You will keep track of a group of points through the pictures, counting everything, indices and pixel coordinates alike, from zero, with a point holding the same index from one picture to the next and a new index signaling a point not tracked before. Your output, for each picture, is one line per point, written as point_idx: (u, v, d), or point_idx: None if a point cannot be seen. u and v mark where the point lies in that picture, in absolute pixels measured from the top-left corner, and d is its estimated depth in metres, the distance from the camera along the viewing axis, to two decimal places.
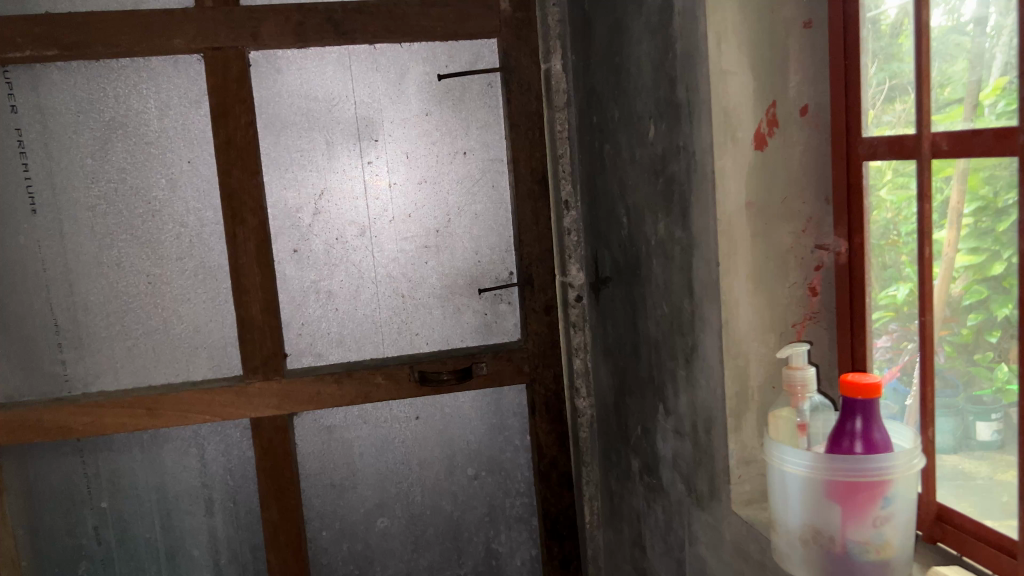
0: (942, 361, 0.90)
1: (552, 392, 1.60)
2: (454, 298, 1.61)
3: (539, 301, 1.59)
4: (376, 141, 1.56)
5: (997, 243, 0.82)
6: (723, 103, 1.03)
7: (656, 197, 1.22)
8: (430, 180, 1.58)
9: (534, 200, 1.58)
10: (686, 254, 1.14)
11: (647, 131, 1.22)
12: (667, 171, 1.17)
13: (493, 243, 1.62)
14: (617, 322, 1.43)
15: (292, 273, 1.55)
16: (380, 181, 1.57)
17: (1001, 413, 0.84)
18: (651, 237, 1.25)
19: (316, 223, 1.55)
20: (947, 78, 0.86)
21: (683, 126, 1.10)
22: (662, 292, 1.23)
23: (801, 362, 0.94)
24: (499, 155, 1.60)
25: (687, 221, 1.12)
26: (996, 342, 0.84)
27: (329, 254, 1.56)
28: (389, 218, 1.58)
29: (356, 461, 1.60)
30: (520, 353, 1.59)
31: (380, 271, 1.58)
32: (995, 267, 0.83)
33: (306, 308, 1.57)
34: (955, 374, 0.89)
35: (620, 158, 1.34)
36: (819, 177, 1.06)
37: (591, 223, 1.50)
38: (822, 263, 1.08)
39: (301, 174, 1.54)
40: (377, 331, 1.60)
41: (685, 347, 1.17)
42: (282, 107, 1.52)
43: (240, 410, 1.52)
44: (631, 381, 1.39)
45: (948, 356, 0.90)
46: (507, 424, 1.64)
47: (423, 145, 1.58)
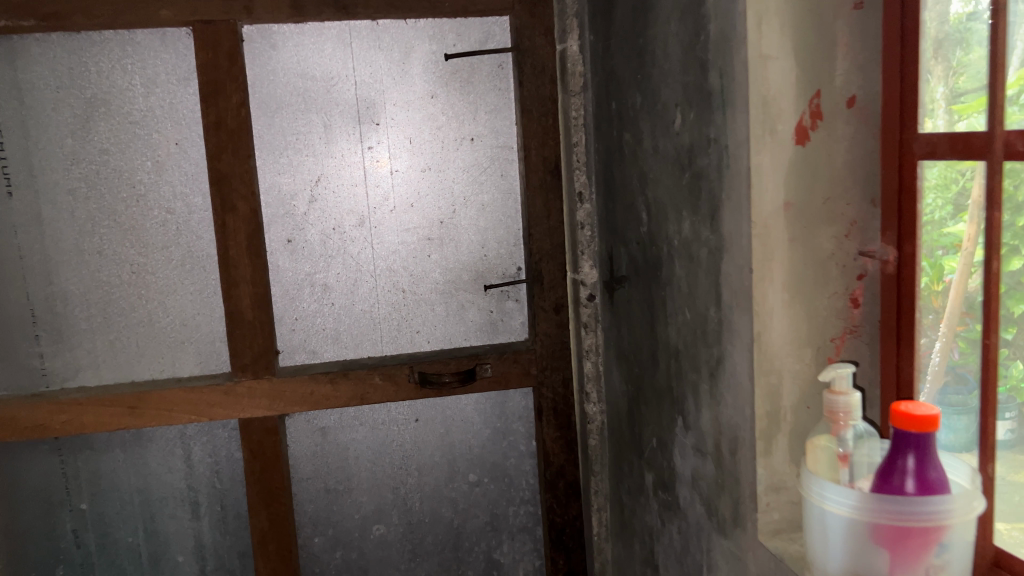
0: (956, 357, 0.87)
1: (561, 397, 1.51)
2: (458, 294, 1.51)
3: (549, 299, 1.49)
4: (377, 125, 1.46)
5: (1015, 238, 0.78)
6: (764, 91, 0.92)
7: (681, 194, 1.11)
8: (434, 167, 1.48)
9: (546, 191, 1.47)
10: (714, 258, 1.04)
11: (672, 122, 1.12)
12: (694, 166, 1.06)
13: (501, 236, 1.51)
14: (633, 325, 1.33)
15: (285, 264, 1.46)
16: (381, 167, 1.46)
17: (1014, 412, 0.79)
18: (674, 237, 1.15)
19: (312, 212, 1.45)
20: (963, 65, 0.83)
21: (715, 116, 1.00)
22: (685, 297, 1.13)
23: (845, 386, 0.84)
24: (509, 143, 1.50)
25: (716, 221, 1.02)
26: (1011, 339, 0.80)
27: (325, 244, 1.46)
28: (390, 208, 1.48)
29: (351, 465, 1.51)
30: (527, 354, 1.50)
31: (380, 264, 1.48)
32: (1014, 262, 0.79)
33: (300, 302, 1.47)
34: (968, 371, 0.85)
35: (641, 149, 1.23)
36: (866, 176, 0.96)
37: (607, 217, 1.39)
38: (865, 271, 0.97)
39: (297, 158, 1.44)
40: (376, 327, 1.50)
41: (710, 360, 1.07)
42: (277, 87, 1.42)
43: (228, 411, 1.42)
44: (648, 390, 1.29)
45: (962, 353, 0.86)
46: (512, 429, 1.55)
47: (429, 130, 1.47)
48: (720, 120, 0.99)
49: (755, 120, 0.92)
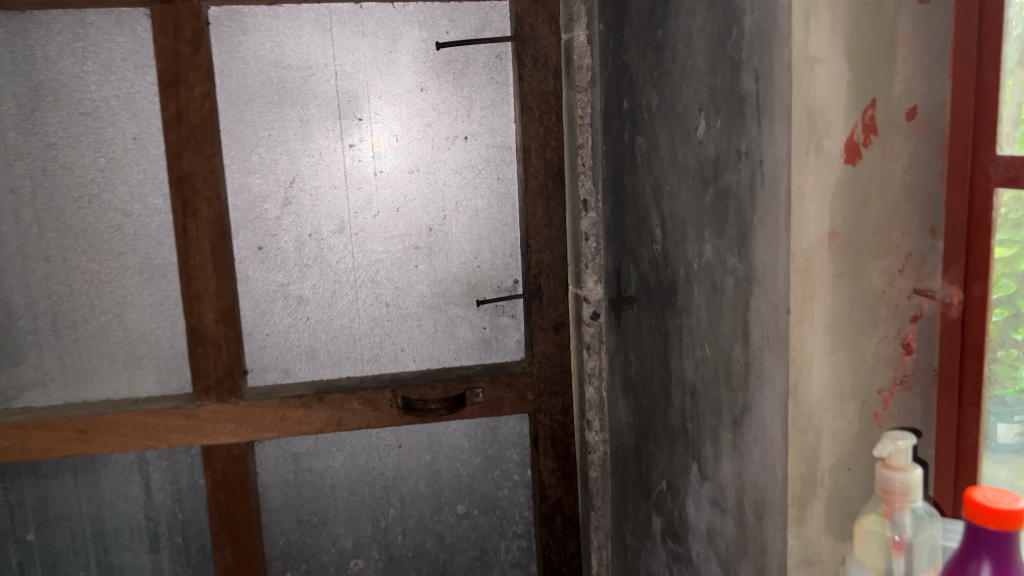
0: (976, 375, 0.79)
1: (559, 424, 1.38)
2: (447, 309, 1.37)
3: (548, 316, 1.35)
4: (360, 120, 1.30)
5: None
6: (810, 100, 0.77)
7: (705, 212, 0.96)
8: (423, 169, 1.33)
9: (547, 197, 1.33)
10: (742, 291, 0.89)
11: (694, 129, 0.97)
12: (720, 182, 0.92)
13: (497, 246, 1.37)
14: (642, 351, 1.18)
15: (256, 274, 1.31)
16: (364, 168, 1.31)
17: None
18: (692, 260, 1.00)
19: (285, 216, 1.30)
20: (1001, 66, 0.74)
21: (747, 126, 0.85)
22: (705, 331, 0.99)
23: (903, 463, 0.70)
24: (507, 142, 1.35)
25: (745, 249, 0.88)
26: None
27: (300, 253, 1.31)
28: (373, 212, 1.33)
29: (327, 495, 1.38)
30: (523, 378, 1.36)
31: (362, 275, 1.34)
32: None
33: (271, 316, 1.32)
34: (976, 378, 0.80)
35: (656, 157, 1.08)
36: (926, 201, 0.81)
37: (614, 230, 1.25)
38: (921, 312, 0.83)
39: (270, 156, 1.29)
40: (356, 345, 1.35)
41: (736, 408, 0.93)
42: (247, 76, 1.26)
43: (189, 437, 1.28)
44: (658, 426, 1.15)
45: None
46: (505, 457, 1.41)
47: (418, 127, 1.32)
48: (754, 132, 0.84)
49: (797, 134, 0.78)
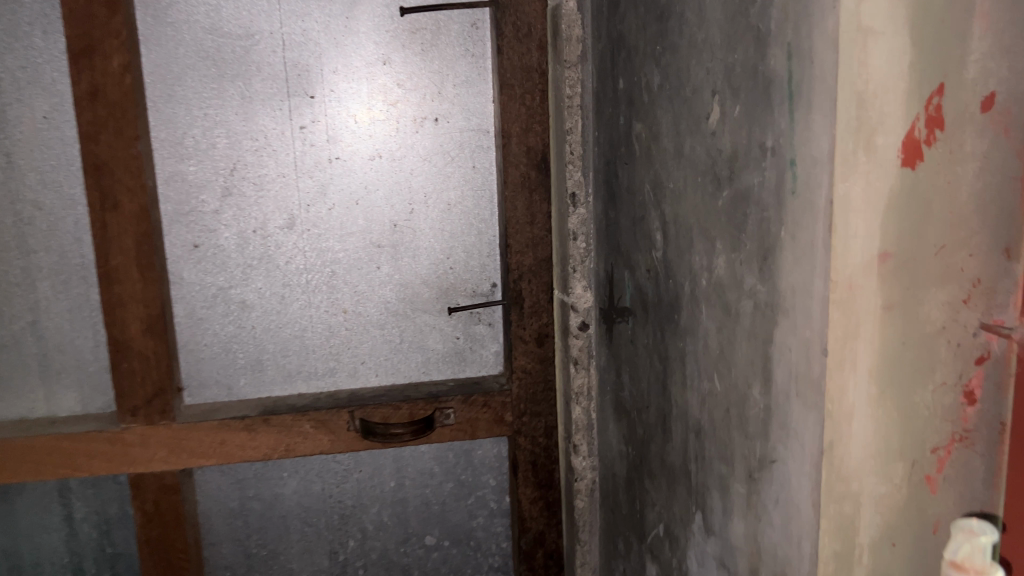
0: None
1: (541, 448, 1.21)
2: (414, 316, 1.20)
3: (530, 328, 1.19)
4: (312, 98, 1.12)
5: None
6: (861, 87, 0.59)
7: (716, 219, 0.79)
8: (387, 155, 1.15)
9: (530, 189, 1.16)
10: (762, 320, 0.72)
11: (704, 116, 0.80)
12: (736, 183, 0.74)
13: (472, 245, 1.20)
14: (637, 373, 1.02)
15: (192, 276, 1.14)
16: (317, 155, 1.14)
17: None
18: (699, 275, 0.83)
19: (226, 209, 1.13)
20: None
21: (774, 115, 0.68)
22: (714, 362, 0.82)
23: (979, 567, 0.53)
24: (484, 125, 1.17)
25: (769, 269, 0.70)
26: None
27: (244, 252, 1.14)
28: (328, 205, 1.15)
29: (277, 526, 1.22)
30: (500, 398, 1.19)
31: (315, 278, 1.17)
32: None
33: (211, 323, 1.16)
34: None
35: (658, 148, 0.91)
36: (999, 215, 0.64)
37: (606, 230, 1.07)
38: (988, 352, 0.65)
39: (206, 139, 1.11)
40: (309, 357, 1.19)
41: (751, 461, 0.76)
42: (179, 45, 1.09)
43: (113, 465, 1.11)
44: (655, 462, 0.99)
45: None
46: (481, 484, 1.25)
47: (381, 108, 1.14)
48: (784, 124, 0.66)
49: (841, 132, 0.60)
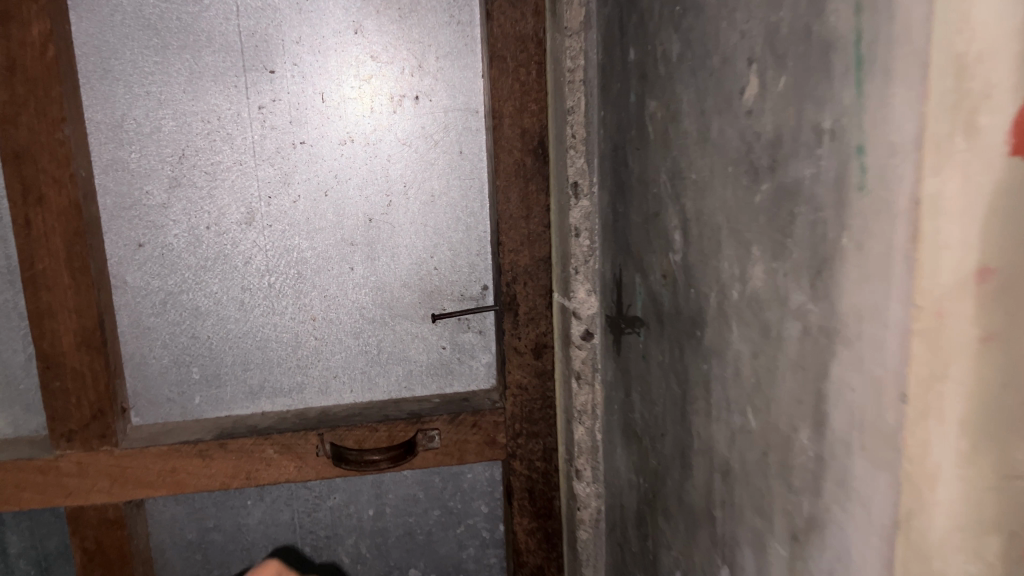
0: None
1: (538, 473, 1.07)
2: (393, 324, 1.06)
3: (527, 337, 1.04)
4: (272, 73, 0.97)
5: None
6: (962, 30, 0.35)
7: (752, 219, 0.64)
8: (359, 139, 1.00)
9: (525, 178, 1.00)
10: (812, 349, 0.57)
11: (738, 90, 0.64)
12: (780, 175, 0.59)
13: (460, 241, 1.05)
14: (650, 393, 0.87)
15: (138, 279, 0.99)
16: (279, 139, 0.98)
17: None
18: (729, 286, 0.68)
19: (173, 202, 0.98)
20: None
21: (834, 85, 0.52)
22: (748, 394, 0.67)
23: None
24: (472, 104, 1.02)
25: (822, 285, 0.56)
26: None
27: (196, 251, 0.99)
28: (292, 196, 1.00)
29: (242, 560, 1.08)
30: (493, 416, 1.05)
31: (278, 280, 1.02)
32: None
33: (160, 334, 1.01)
34: None
35: (677, 130, 0.75)
36: None
37: (613, 226, 0.92)
38: None
39: (150, 121, 0.96)
40: (274, 370, 1.04)
41: (796, 520, 0.61)
42: (116, 12, 0.94)
43: (46, 498, 0.96)
44: (671, 500, 0.84)
45: None
46: (471, 511, 1.12)
47: (352, 84, 0.99)
48: (848, 99, 0.51)
49: (934, 90, 0.37)
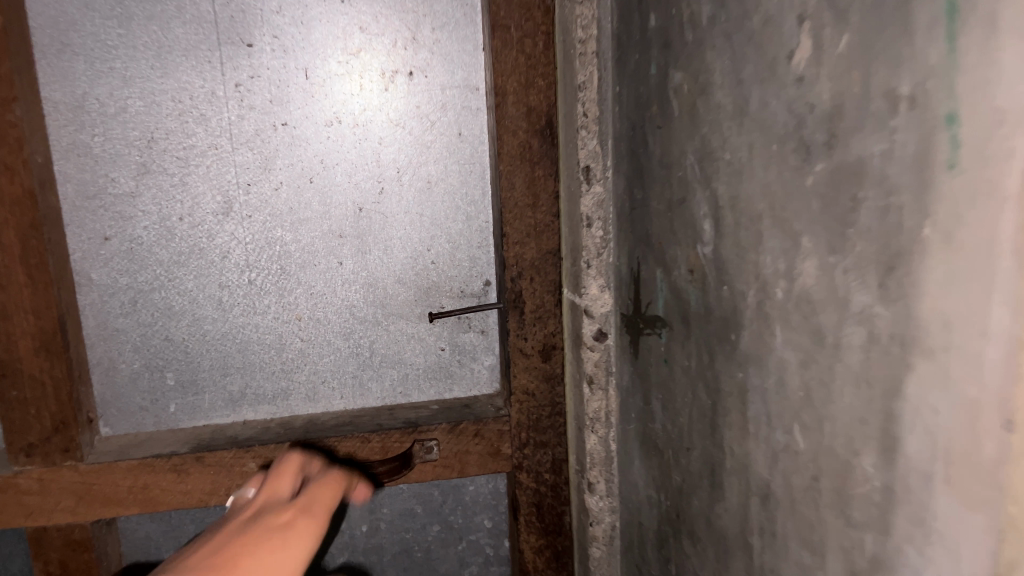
0: None
1: (547, 486, 0.98)
2: (387, 323, 0.96)
3: (533, 338, 0.95)
4: (250, 47, 0.87)
5: None
6: None
7: (802, 207, 0.54)
8: (348, 119, 0.91)
9: (532, 163, 0.90)
10: (881, 361, 0.48)
11: (785, 54, 0.55)
12: (840, 154, 0.50)
13: (459, 232, 0.96)
14: (673, 402, 0.78)
15: (104, 277, 0.90)
16: (258, 120, 0.89)
17: None
18: (772, 285, 0.59)
19: (142, 190, 0.88)
20: None
21: (915, 40, 0.43)
22: (795, 409, 0.58)
23: None
24: (472, 81, 0.92)
25: (894, 285, 0.46)
26: None
27: (168, 245, 0.90)
28: (274, 183, 0.90)
29: None
30: (496, 426, 0.95)
31: (259, 276, 0.92)
32: None
33: (130, 336, 0.92)
34: None
35: (707, 105, 0.66)
36: None
37: (631, 215, 0.82)
38: None
39: (114, 101, 0.86)
40: (257, 375, 0.95)
41: (856, 559, 0.52)
42: None
43: (4, 518, 0.87)
44: (697, 522, 0.75)
45: None
46: (474, 526, 1.03)
47: (339, 59, 0.89)
48: (934, 57, 0.41)
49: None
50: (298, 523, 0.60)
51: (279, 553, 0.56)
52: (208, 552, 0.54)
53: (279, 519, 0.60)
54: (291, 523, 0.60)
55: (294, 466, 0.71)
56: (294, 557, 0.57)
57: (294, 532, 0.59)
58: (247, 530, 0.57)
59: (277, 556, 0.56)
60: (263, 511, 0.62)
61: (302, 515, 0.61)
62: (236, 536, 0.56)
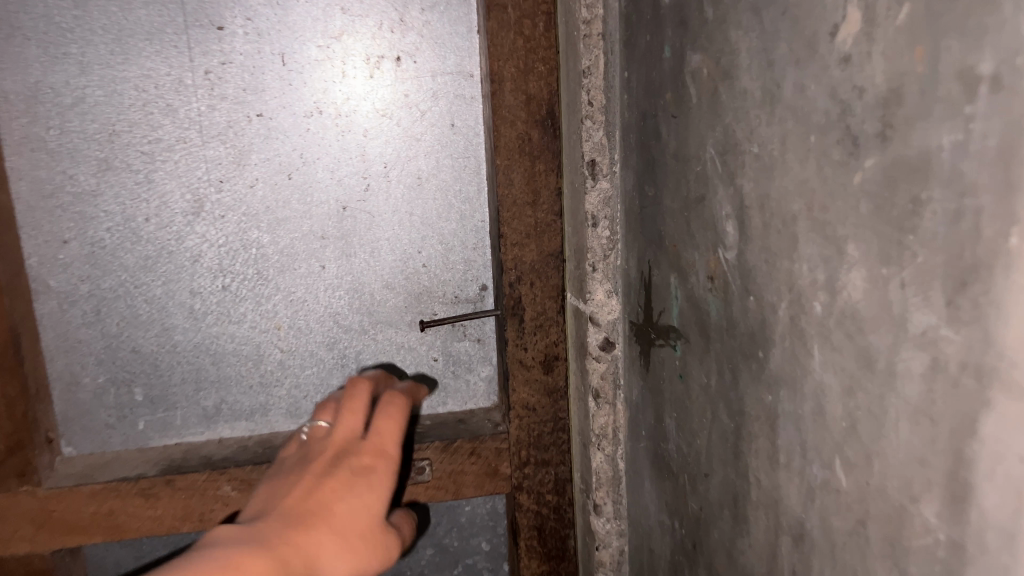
0: None
1: (550, 508, 0.91)
2: (374, 332, 0.89)
3: (535, 348, 0.87)
4: (220, 29, 0.79)
5: None
6: None
7: (848, 209, 0.47)
8: (329, 109, 0.83)
9: (532, 156, 0.82)
10: (948, 394, 0.40)
11: (827, 30, 0.47)
12: (896, 147, 0.42)
13: (453, 232, 0.88)
14: (690, 422, 0.70)
15: (63, 283, 0.82)
16: (230, 111, 0.81)
17: None
18: (810, 298, 0.51)
19: (104, 189, 0.80)
20: None
21: (1004, 5, 0.34)
22: (835, 441, 0.50)
23: None
24: (466, 66, 0.84)
25: (968, 304, 0.38)
26: None
27: (133, 248, 0.82)
28: (248, 180, 0.83)
29: None
30: (494, 443, 0.88)
31: (234, 282, 0.85)
32: None
33: (94, 348, 0.84)
34: None
35: (731, 91, 0.58)
36: None
37: (642, 213, 0.75)
38: None
39: (72, 90, 0.78)
40: (234, 389, 0.88)
41: None
42: None
43: None
44: (717, 557, 0.67)
45: None
46: (471, 550, 0.97)
47: (319, 43, 0.81)
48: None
49: None
50: (381, 463, 0.58)
51: (360, 501, 0.55)
52: (294, 505, 0.53)
53: (360, 460, 0.57)
54: (373, 463, 0.57)
55: (361, 384, 0.64)
56: (373, 501, 0.55)
57: (376, 477, 0.57)
58: (328, 479, 0.55)
59: (357, 505, 0.54)
60: (338, 456, 0.57)
61: (383, 454, 0.58)
62: (319, 486, 0.54)
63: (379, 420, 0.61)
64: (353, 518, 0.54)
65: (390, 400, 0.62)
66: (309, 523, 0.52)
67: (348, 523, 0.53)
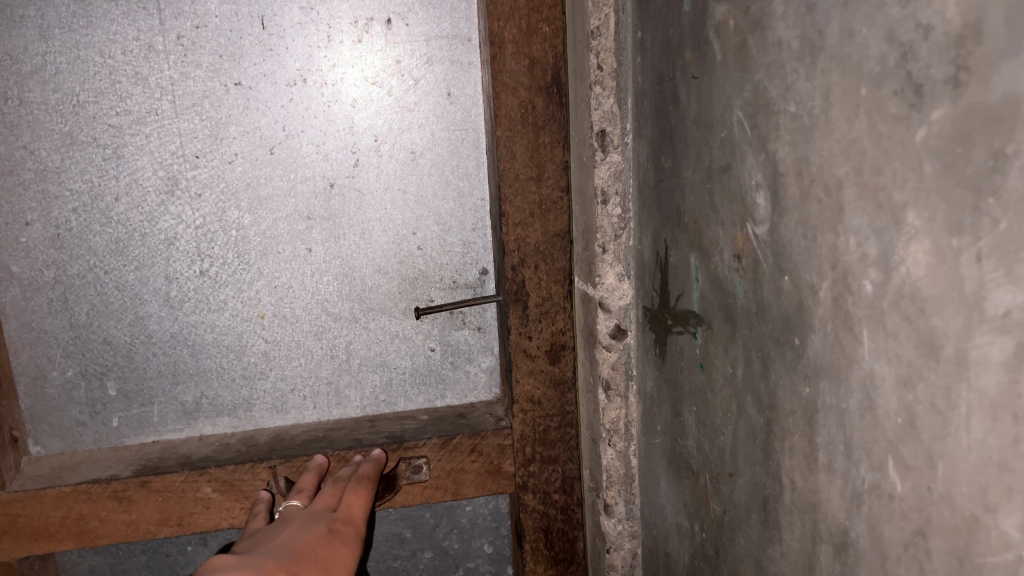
0: None
1: (556, 509, 0.85)
2: (366, 320, 0.83)
3: (539, 336, 0.81)
4: None
5: None
6: None
7: (908, 171, 0.40)
8: (314, 77, 0.77)
9: (535, 128, 0.76)
10: None
11: None
12: (972, 93, 0.35)
13: (450, 212, 0.82)
14: (712, 416, 0.63)
15: (27, 269, 0.76)
16: (205, 80, 0.75)
17: None
18: (859, 277, 0.44)
19: (69, 166, 0.74)
20: None
21: None
22: (888, 440, 0.44)
23: None
24: (462, 29, 0.78)
25: None
26: None
27: (101, 230, 0.76)
28: (227, 155, 0.77)
29: None
30: (496, 440, 0.81)
31: (213, 266, 0.79)
32: None
33: (62, 338, 0.78)
34: None
35: (762, 43, 0.51)
36: None
37: (657, 188, 0.68)
38: None
39: (32, 56, 0.72)
40: (215, 382, 0.82)
41: None
42: None
43: None
44: (743, 564, 0.61)
45: None
46: (471, 552, 0.91)
47: (303, 5, 0.75)
48: None
49: None
50: (351, 528, 0.65)
51: (336, 553, 0.61)
52: (274, 553, 0.58)
53: (334, 523, 0.64)
54: (343, 528, 0.65)
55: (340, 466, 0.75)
56: (346, 561, 0.61)
57: (350, 535, 0.64)
58: (306, 533, 0.61)
59: (334, 556, 0.61)
60: (311, 517, 0.65)
61: (354, 521, 0.66)
62: (300, 536, 0.61)
63: (351, 492, 0.70)
64: (329, 567, 0.59)
65: (359, 482, 0.72)
66: (294, 558, 0.57)
67: (324, 564, 0.59)
